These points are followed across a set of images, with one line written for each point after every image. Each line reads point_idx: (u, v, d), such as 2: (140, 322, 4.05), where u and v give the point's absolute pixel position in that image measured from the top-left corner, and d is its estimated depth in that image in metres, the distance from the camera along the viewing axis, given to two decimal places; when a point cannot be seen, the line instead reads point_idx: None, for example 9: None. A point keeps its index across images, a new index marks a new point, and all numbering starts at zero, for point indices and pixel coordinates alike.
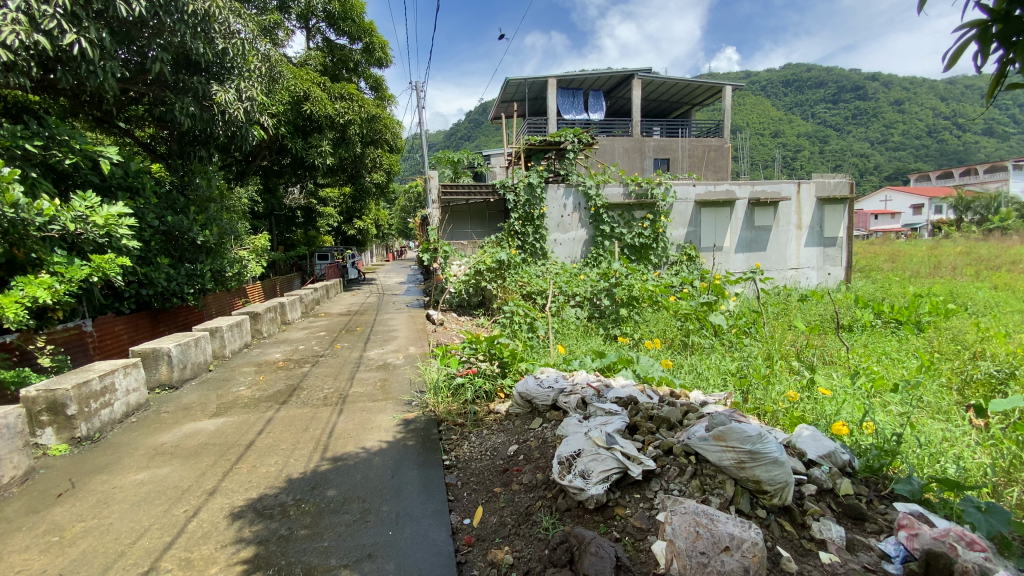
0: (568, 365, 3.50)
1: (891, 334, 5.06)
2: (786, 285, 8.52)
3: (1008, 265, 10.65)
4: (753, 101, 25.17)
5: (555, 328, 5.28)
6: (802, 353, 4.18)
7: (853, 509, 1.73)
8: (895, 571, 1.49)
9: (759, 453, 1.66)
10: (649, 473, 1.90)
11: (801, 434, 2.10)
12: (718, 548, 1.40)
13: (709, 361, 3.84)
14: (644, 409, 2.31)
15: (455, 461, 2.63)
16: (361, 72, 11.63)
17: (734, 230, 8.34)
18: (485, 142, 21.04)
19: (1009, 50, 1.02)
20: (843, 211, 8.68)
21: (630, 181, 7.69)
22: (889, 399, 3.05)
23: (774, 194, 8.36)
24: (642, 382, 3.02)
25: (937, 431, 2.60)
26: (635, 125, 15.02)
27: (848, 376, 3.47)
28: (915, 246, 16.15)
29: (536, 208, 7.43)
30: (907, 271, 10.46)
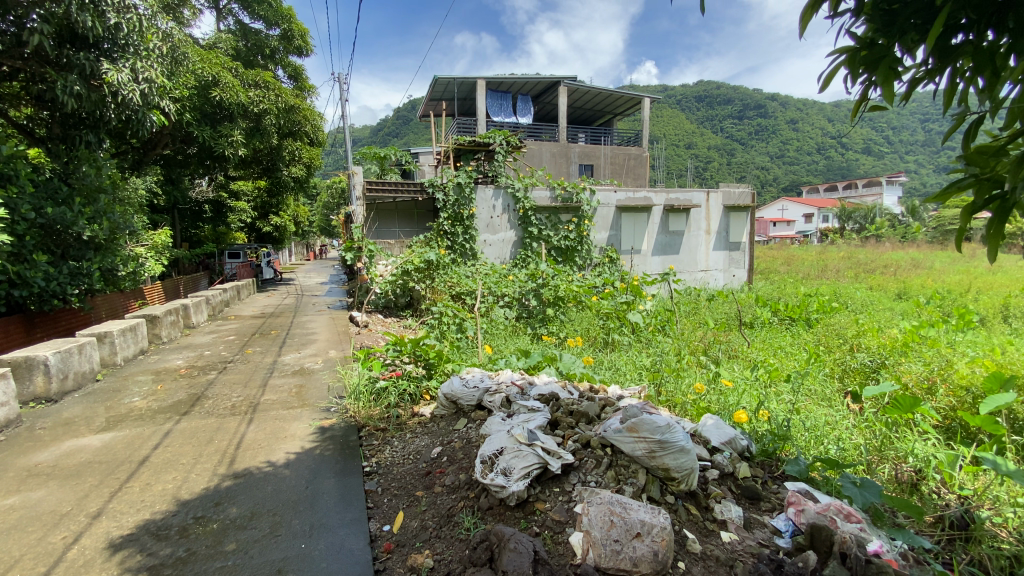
0: (493, 365, 3.52)
1: (785, 329, 5.61)
2: (696, 286, 9.16)
3: (881, 269, 12.16)
4: (669, 113, 26.82)
5: (483, 329, 5.30)
6: (709, 348, 4.52)
7: (750, 490, 1.89)
8: (785, 545, 1.64)
9: (668, 441, 1.76)
10: (568, 466, 1.95)
11: (706, 423, 2.26)
12: (630, 535, 1.47)
13: (627, 357, 4.04)
14: (565, 405, 2.38)
15: (375, 467, 2.54)
16: (279, 59, 10.97)
17: (652, 235, 8.81)
18: (413, 139, 20.66)
19: (872, 75, 1.16)
20: (746, 218, 9.47)
21: (557, 185, 7.86)
22: (781, 388, 3.37)
23: (687, 202, 8.95)
24: (564, 379, 3.11)
25: (821, 415, 2.92)
26: (561, 131, 15.44)
27: (748, 368, 3.80)
28: (807, 251, 18.01)
29: (465, 208, 7.38)
30: (799, 274, 11.63)
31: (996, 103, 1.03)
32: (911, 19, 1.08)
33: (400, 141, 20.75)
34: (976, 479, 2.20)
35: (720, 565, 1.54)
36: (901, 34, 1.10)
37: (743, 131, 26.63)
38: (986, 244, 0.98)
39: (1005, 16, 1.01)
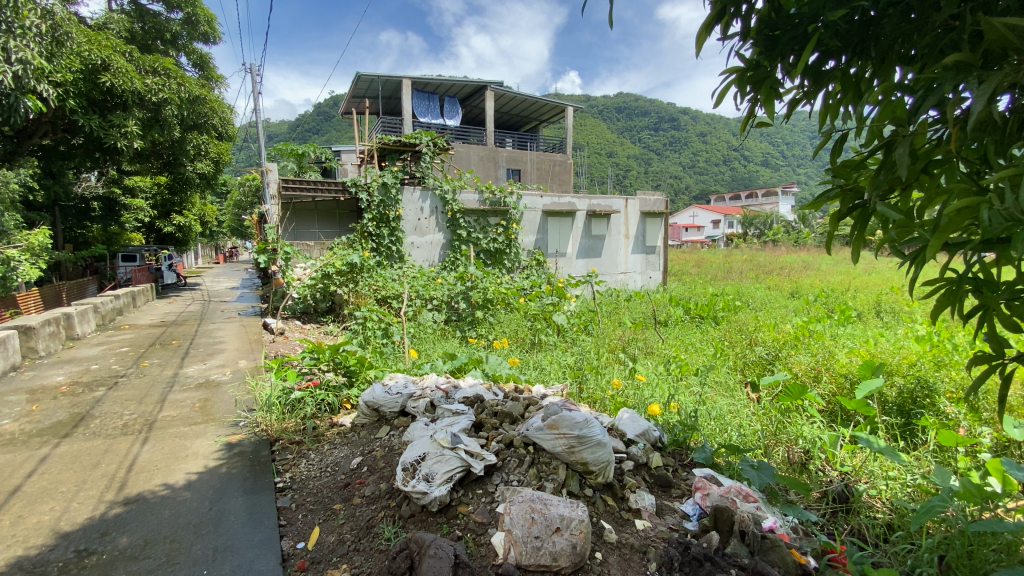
0: (418, 369, 3.46)
1: (695, 326, 6.05)
2: (616, 287, 9.60)
3: (778, 270, 13.44)
4: (592, 121, 27.86)
5: (409, 333, 5.20)
6: (627, 346, 4.76)
7: (662, 478, 2.01)
8: (693, 528, 1.76)
9: (586, 436, 1.83)
10: (491, 467, 1.96)
11: (622, 417, 2.37)
12: (550, 530, 1.50)
13: (552, 356, 4.14)
14: (489, 406, 2.39)
15: (289, 483, 2.40)
16: (182, 46, 10.08)
17: (576, 239, 9.08)
18: (334, 137, 19.82)
19: (756, 95, 1.28)
20: (660, 223, 10.09)
21: (485, 189, 7.88)
22: (690, 380, 3.63)
23: (608, 207, 9.35)
24: (490, 380, 3.12)
25: (725, 405, 3.17)
26: (488, 135, 15.54)
27: (662, 363, 4.05)
28: (715, 254, 19.47)
29: (391, 210, 7.17)
30: (708, 275, 12.58)
31: (857, 124, 1.17)
32: (789, 45, 1.19)
33: (321, 138, 19.83)
34: (854, 456, 2.49)
35: (634, 553, 1.61)
36: (782, 56, 1.22)
37: (658, 141, 28.27)
38: (851, 246, 1.11)
39: (868, 46, 1.14)
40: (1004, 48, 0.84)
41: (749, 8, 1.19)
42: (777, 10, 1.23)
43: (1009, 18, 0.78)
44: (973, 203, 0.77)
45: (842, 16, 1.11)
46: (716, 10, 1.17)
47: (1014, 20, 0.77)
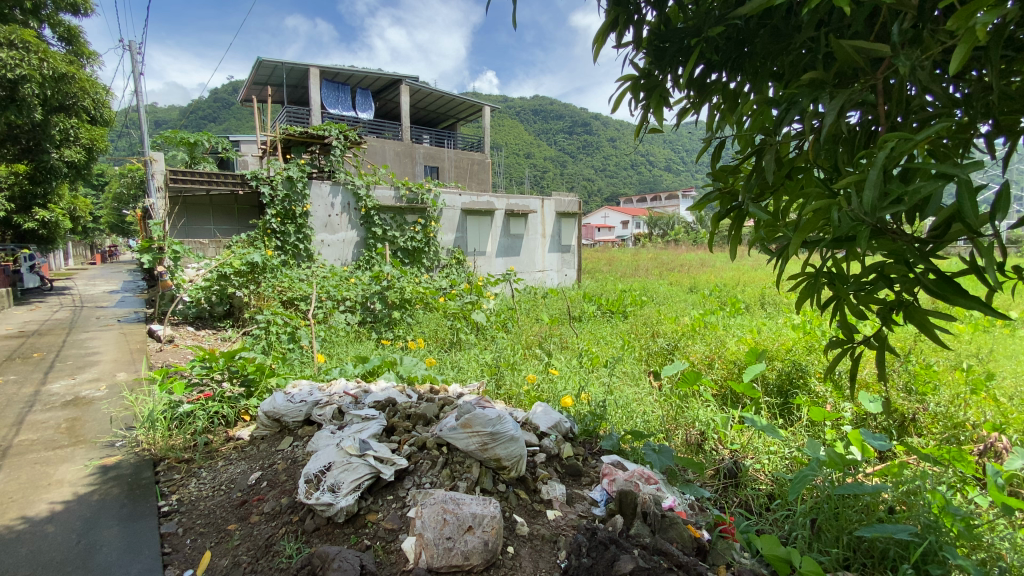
0: (325, 375, 3.28)
1: (607, 320, 6.36)
2: (533, 285, 9.80)
3: (680, 267, 14.51)
4: (509, 122, 28.22)
5: (320, 336, 4.92)
6: (543, 341, 4.88)
7: (573, 468, 2.08)
8: (600, 513, 1.83)
9: (499, 432, 1.84)
10: (402, 471, 1.91)
11: (536, 411, 2.43)
12: (462, 530, 1.49)
13: (470, 355, 4.13)
14: (402, 409, 2.33)
15: (175, 506, 2.16)
16: (44, 15, 8.74)
17: (495, 237, 9.13)
18: (233, 126, 18.27)
19: (647, 102, 1.37)
20: (574, 223, 10.48)
21: (401, 186, 7.65)
22: (601, 372, 3.81)
23: (525, 207, 9.51)
24: (404, 382, 3.04)
25: (630, 393, 3.36)
26: (403, 130, 15.16)
27: (575, 357, 4.20)
28: (624, 253, 20.59)
29: (298, 205, 6.71)
30: (618, 272, 13.29)
31: (735, 134, 1.28)
32: (676, 57, 1.29)
33: (217, 127, 18.20)
34: (741, 434, 2.76)
35: (545, 543, 1.65)
36: (670, 67, 1.31)
37: (572, 144, 29.28)
38: (730, 245, 1.21)
39: (742, 63, 1.26)
40: (851, 69, 0.95)
41: (640, 18, 1.26)
42: (667, 23, 1.31)
43: (854, 42, 0.88)
44: (827, 205, 0.87)
45: (721, 33, 1.21)
46: (611, 18, 1.23)
47: (859, 44, 0.87)
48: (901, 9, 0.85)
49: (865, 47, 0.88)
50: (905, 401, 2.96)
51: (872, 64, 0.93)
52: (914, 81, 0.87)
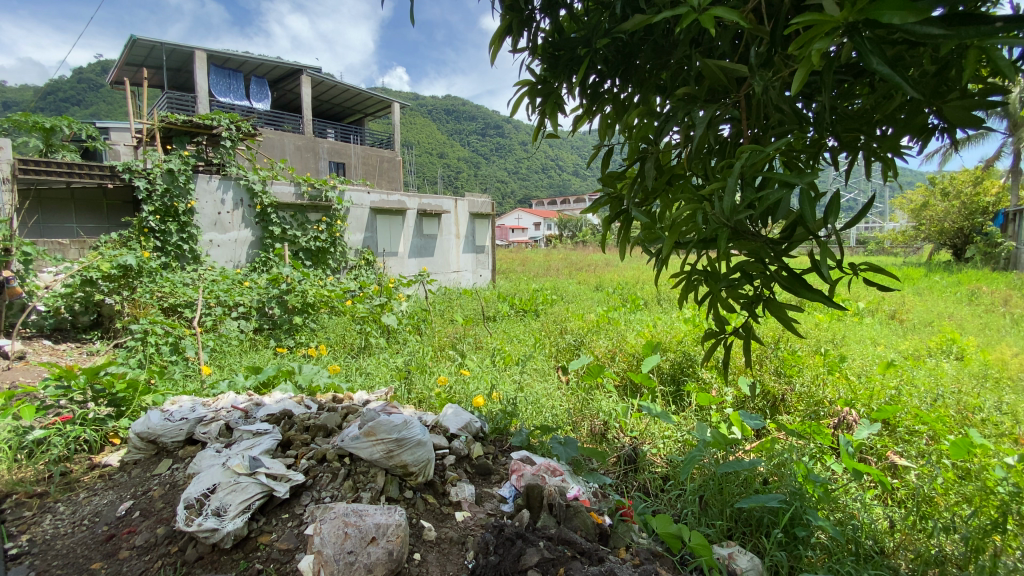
0: (212, 389, 2.99)
1: (520, 319, 6.48)
2: (448, 286, 9.69)
3: (589, 267, 15.16)
4: (421, 121, 27.75)
5: (209, 346, 4.48)
6: (457, 342, 4.85)
7: (482, 467, 2.09)
8: (508, 509, 1.85)
9: (404, 438, 1.81)
10: (298, 487, 1.80)
11: (446, 413, 2.42)
12: (365, 542, 1.43)
13: (378, 359, 3.98)
14: (299, 421, 2.20)
15: (23, 548, 1.85)
16: None
17: (406, 237, 8.90)
18: (101, 111, 16.11)
19: (543, 108, 1.42)
20: (487, 224, 10.55)
21: (302, 181, 7.19)
22: (512, 370, 3.87)
23: (437, 207, 9.39)
24: (304, 392, 2.86)
25: (539, 389, 3.44)
26: (305, 124, 14.30)
27: (488, 356, 4.23)
28: (537, 253, 21.10)
29: (180, 201, 6.05)
30: (531, 272, 13.59)
31: (623, 142, 1.35)
32: (568, 66, 1.34)
33: (82, 111, 15.95)
34: (640, 421, 2.95)
35: (453, 546, 1.64)
36: (563, 75, 1.36)
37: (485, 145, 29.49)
38: (620, 246, 1.29)
39: (630, 74, 1.34)
40: (718, 87, 1.05)
41: (534, 27, 1.29)
42: (560, 32, 1.36)
43: (719, 62, 0.97)
44: (694, 209, 0.95)
45: (608, 45, 1.28)
46: (505, 24, 1.25)
47: (723, 63, 0.96)
48: (756, 35, 0.95)
49: (727, 68, 0.98)
50: (776, 383, 3.34)
51: (735, 83, 1.03)
52: (768, 99, 0.97)
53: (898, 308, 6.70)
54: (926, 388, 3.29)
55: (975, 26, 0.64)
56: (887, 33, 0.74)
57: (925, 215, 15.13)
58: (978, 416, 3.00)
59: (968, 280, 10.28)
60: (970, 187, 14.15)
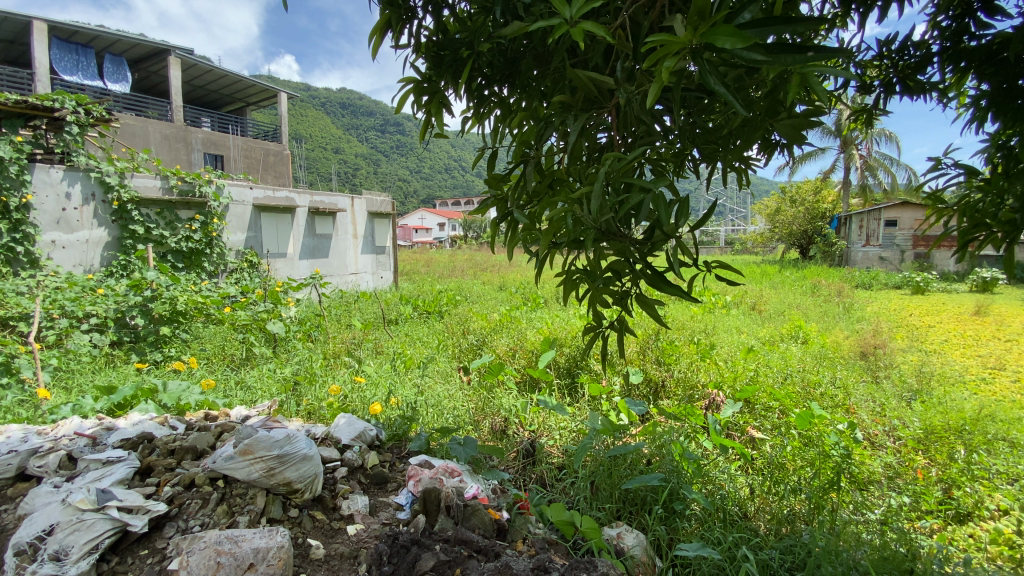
0: (49, 416, 2.54)
1: (422, 321, 6.36)
2: (344, 289, 9.23)
3: (492, 267, 15.33)
4: (313, 114, 26.16)
5: (50, 366, 3.81)
6: (354, 348, 4.64)
7: (377, 476, 2.01)
8: (405, 516, 1.80)
9: (287, 454, 1.70)
10: (161, 518, 1.61)
11: (338, 423, 2.31)
12: (242, 569, 1.32)
13: (263, 371, 3.66)
14: (162, 444, 1.96)
15: None
16: None
17: (297, 237, 8.33)
18: None
19: (428, 107, 1.40)
20: (387, 224, 10.25)
21: (171, 175, 6.40)
22: (412, 373, 3.78)
23: (331, 205, 8.91)
24: (170, 412, 2.56)
25: (439, 391, 3.40)
26: (174, 111, 12.79)
27: (387, 361, 4.10)
28: (441, 254, 20.88)
29: (12, 195, 5.09)
30: (435, 273, 13.42)
31: (508, 145, 1.39)
32: (452, 67, 1.34)
33: None
34: (537, 415, 3.05)
35: (344, 561, 1.56)
36: (448, 76, 1.36)
37: None
38: (506, 247, 1.32)
39: (514, 79, 1.37)
40: (590, 97, 1.11)
41: (414, 25, 1.27)
42: (444, 32, 1.36)
43: (588, 73, 1.04)
44: (566, 210, 1.00)
45: (491, 49, 1.30)
46: (386, 19, 1.22)
47: (591, 75, 1.03)
48: (621, 50, 1.02)
49: (597, 80, 1.05)
50: (658, 370, 3.63)
51: (604, 94, 1.10)
52: (633, 112, 1.05)
53: (759, 300, 7.63)
54: (779, 369, 3.79)
55: (791, 54, 0.75)
56: (726, 57, 0.83)
57: (779, 219, 17.40)
58: (817, 391, 3.52)
59: (811, 274, 12.01)
60: (812, 195, 16.55)
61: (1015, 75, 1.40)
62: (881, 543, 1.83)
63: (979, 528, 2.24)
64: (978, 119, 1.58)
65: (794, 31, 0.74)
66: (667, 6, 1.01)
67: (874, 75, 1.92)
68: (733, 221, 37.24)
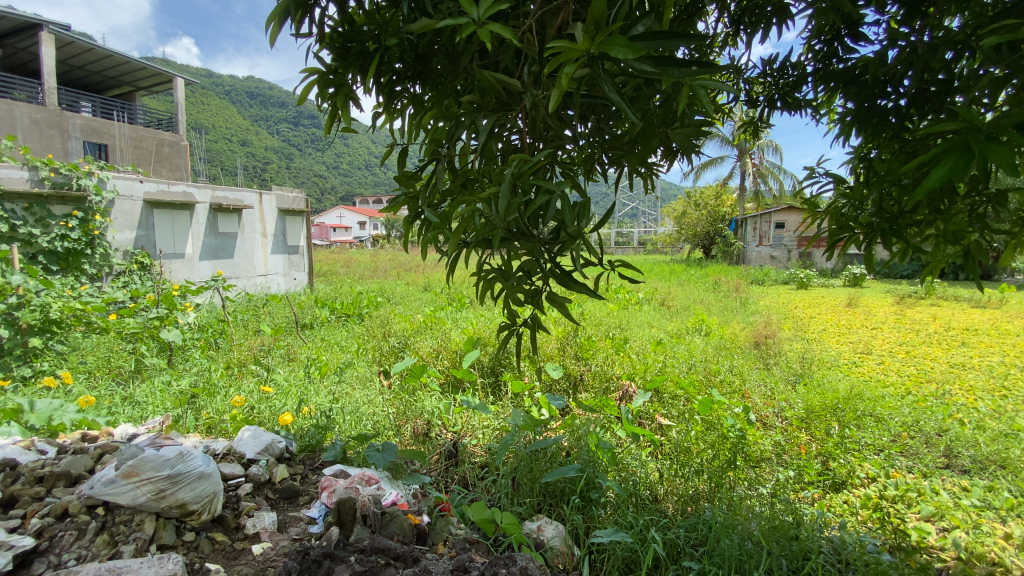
0: None
1: (340, 324, 6.08)
2: (252, 292, 8.60)
3: (414, 267, 15.03)
4: (216, 103, 24.17)
5: None
6: (264, 355, 4.34)
7: (286, 490, 1.90)
8: (318, 530, 1.72)
9: (180, 474, 1.55)
10: (25, 555, 1.41)
11: (242, 436, 2.15)
12: None
13: (155, 384, 3.31)
14: (28, 472, 1.72)
15: None
16: None
17: (196, 236, 7.64)
18: None
19: (333, 99, 1.34)
20: (301, 222, 9.74)
21: (41, 165, 5.60)
22: (328, 380, 3.60)
23: (236, 202, 8.28)
24: (36, 436, 2.23)
25: (357, 397, 3.27)
26: (45, 92, 11.24)
27: (301, 368, 3.87)
28: (360, 254, 20.15)
29: None
30: (354, 274, 12.91)
31: (419, 142, 1.37)
32: (359, 60, 1.30)
33: None
34: (461, 416, 3.02)
35: None
36: (356, 68, 1.31)
37: None
38: (419, 247, 1.31)
39: (424, 75, 1.35)
40: (499, 99, 1.13)
41: (316, 13, 1.21)
42: (351, 24, 1.31)
43: (495, 74, 1.05)
44: (474, 210, 1.01)
45: (401, 44, 1.27)
46: (285, 4, 1.15)
47: (498, 77, 1.04)
48: (527, 54, 1.04)
49: (503, 81, 1.06)
50: (576, 365, 3.76)
51: (513, 96, 1.12)
52: (539, 116, 1.08)
53: (668, 297, 8.15)
54: (684, 360, 4.08)
55: (678, 67, 0.80)
56: (622, 67, 0.87)
57: (685, 221, 18.69)
58: (717, 378, 3.83)
59: (714, 273, 13.01)
60: (714, 200, 17.99)
61: (873, 95, 1.60)
62: (771, 514, 2.02)
63: (851, 495, 2.55)
64: (844, 134, 1.80)
65: (679, 46, 0.80)
66: (570, 14, 1.05)
67: (760, 90, 2.13)
68: (645, 222, 39.49)
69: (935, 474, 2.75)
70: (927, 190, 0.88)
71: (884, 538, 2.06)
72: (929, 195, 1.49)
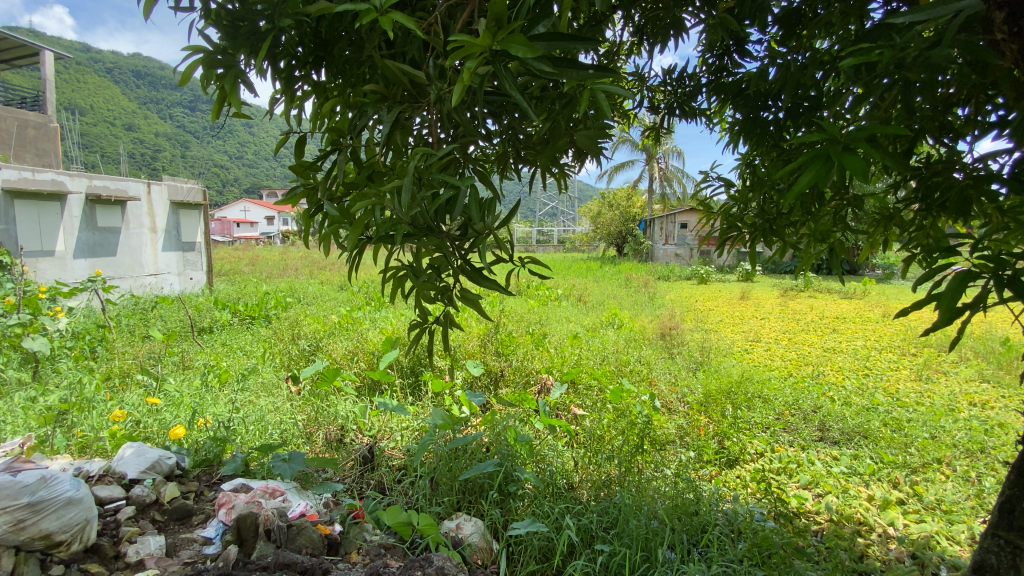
0: None
1: (244, 327, 5.66)
2: (140, 294, 7.74)
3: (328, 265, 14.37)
4: (94, 82, 21.46)
5: None
6: (153, 363, 3.92)
7: (178, 510, 1.74)
8: (214, 550, 1.59)
9: (43, 501, 1.36)
10: None
11: (123, 454, 1.93)
12: None
13: (15, 401, 2.87)
14: None
15: None
16: None
17: (69, 231, 6.73)
18: None
19: (222, 81, 1.23)
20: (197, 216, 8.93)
21: None
22: (229, 388, 3.33)
23: (120, 193, 7.40)
24: None
25: (263, 404, 3.06)
26: None
27: (198, 376, 3.55)
28: (269, 250, 18.90)
29: None
30: (261, 273, 12.07)
31: (320, 132, 1.30)
32: (252, 41, 1.20)
33: None
34: (377, 418, 2.93)
35: None
36: (248, 50, 1.21)
37: None
38: (321, 242, 1.25)
39: (325, 61, 1.29)
40: (405, 91, 1.10)
41: None
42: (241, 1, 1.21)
43: (398, 65, 1.02)
44: (377, 203, 0.98)
45: (298, 27, 1.19)
46: None
47: (401, 68, 1.01)
48: (432, 46, 1.03)
49: (407, 72, 1.03)
50: (495, 361, 3.80)
51: (418, 89, 1.09)
52: (444, 109, 1.07)
53: (584, 292, 8.47)
54: (598, 352, 4.26)
55: (575, 69, 0.83)
56: (524, 64, 0.88)
57: (600, 221, 19.52)
58: (628, 368, 4.05)
59: (626, 269, 13.73)
60: (625, 201, 18.99)
61: (756, 107, 1.75)
62: (674, 494, 2.16)
63: (742, 470, 2.80)
64: (734, 141, 1.96)
65: (576, 48, 0.82)
66: (474, 8, 1.04)
67: (661, 98, 2.26)
68: (564, 220, 40.83)
69: (812, 446, 3.10)
70: (797, 193, 0.99)
71: (769, 507, 2.30)
72: (801, 198, 1.67)
